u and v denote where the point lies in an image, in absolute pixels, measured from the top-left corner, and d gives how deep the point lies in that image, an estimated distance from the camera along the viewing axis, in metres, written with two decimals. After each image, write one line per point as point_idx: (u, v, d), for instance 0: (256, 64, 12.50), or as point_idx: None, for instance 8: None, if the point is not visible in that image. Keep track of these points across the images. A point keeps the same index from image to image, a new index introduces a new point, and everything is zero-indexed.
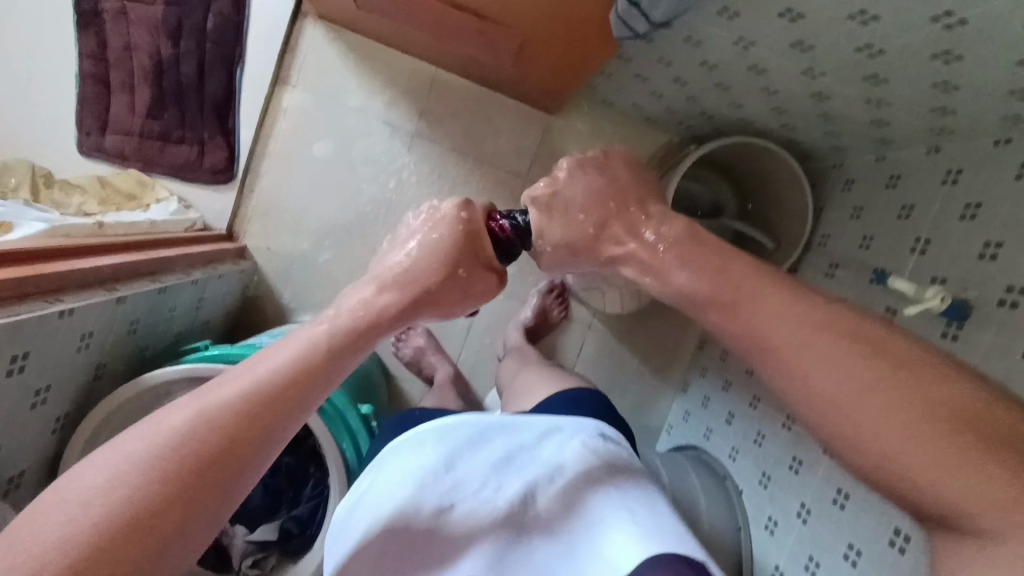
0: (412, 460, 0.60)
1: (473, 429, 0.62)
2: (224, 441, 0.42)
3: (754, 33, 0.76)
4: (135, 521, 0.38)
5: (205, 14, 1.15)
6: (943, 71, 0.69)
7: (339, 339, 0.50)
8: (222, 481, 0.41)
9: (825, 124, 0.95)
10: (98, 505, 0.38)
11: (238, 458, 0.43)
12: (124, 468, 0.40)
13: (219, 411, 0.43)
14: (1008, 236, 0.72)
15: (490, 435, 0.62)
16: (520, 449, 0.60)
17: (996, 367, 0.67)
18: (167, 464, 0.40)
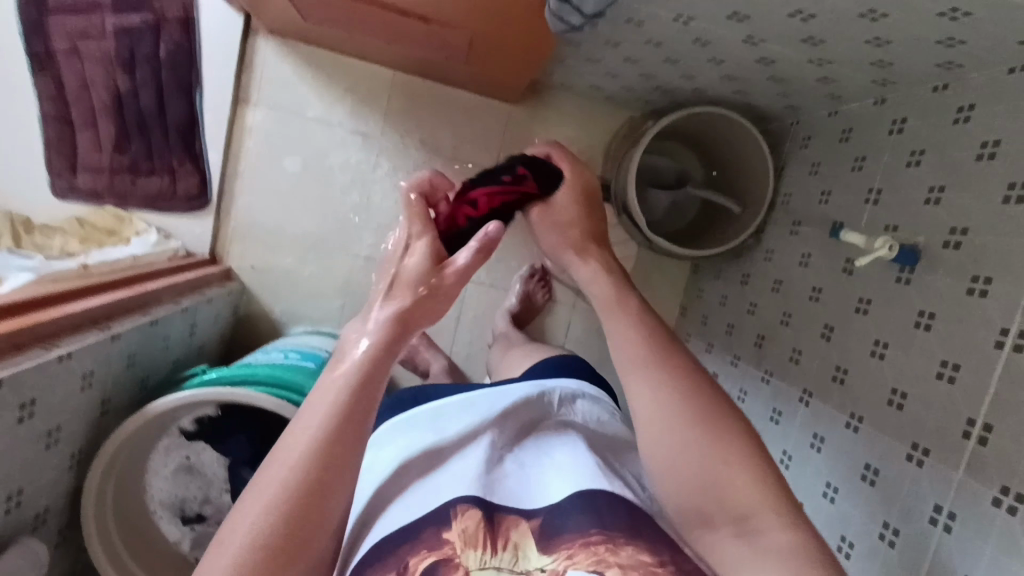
0: (402, 437, 0.65)
1: (450, 399, 0.69)
2: (327, 461, 0.51)
3: (691, 10, 0.78)
4: (285, 540, 0.48)
5: (157, 43, 1.15)
6: (872, 28, 0.71)
7: (375, 356, 0.57)
8: (335, 490, 0.51)
9: (774, 86, 0.98)
10: (251, 543, 0.47)
11: (341, 465, 0.52)
12: (261, 511, 0.49)
13: (306, 450, 0.51)
14: (950, 180, 0.76)
15: (474, 400, 0.68)
16: (494, 396, 0.68)
17: (946, 305, 0.72)
18: (293, 496, 0.49)
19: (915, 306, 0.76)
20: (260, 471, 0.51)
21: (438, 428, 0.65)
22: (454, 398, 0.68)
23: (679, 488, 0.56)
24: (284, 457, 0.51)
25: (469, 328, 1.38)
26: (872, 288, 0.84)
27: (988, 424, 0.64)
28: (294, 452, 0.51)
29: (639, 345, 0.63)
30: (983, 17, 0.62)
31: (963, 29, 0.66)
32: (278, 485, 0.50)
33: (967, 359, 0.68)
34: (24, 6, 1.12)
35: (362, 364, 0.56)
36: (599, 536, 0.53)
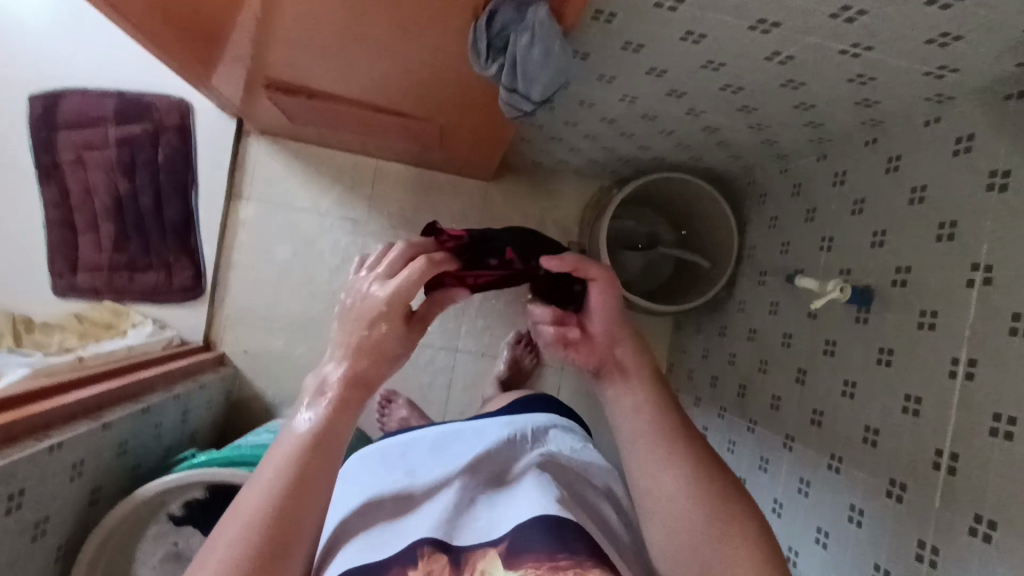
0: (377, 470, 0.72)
1: (425, 435, 0.77)
2: (275, 524, 0.53)
3: (634, 91, 0.86)
4: None
5: (155, 149, 1.25)
6: (794, 95, 0.78)
7: (327, 419, 0.59)
8: (284, 553, 0.53)
9: (725, 150, 1.06)
10: None
11: (290, 527, 0.54)
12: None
13: (255, 515, 0.53)
14: (889, 224, 0.81)
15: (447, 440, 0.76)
16: (467, 436, 0.76)
17: (902, 341, 0.75)
18: (240, 560, 0.51)
19: (875, 344, 0.79)
20: (213, 537, 0.53)
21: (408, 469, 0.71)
22: (432, 437, 0.76)
23: (678, 547, 0.62)
24: (235, 522, 0.53)
25: (460, 398, 1.40)
26: (834, 330, 0.87)
27: (954, 454, 0.66)
28: (243, 517, 0.53)
29: (648, 415, 0.69)
30: (886, 80, 0.69)
31: (873, 92, 0.73)
32: (229, 547, 0.51)
33: (927, 392, 0.70)
34: (33, 124, 1.22)
35: (313, 429, 0.58)
36: (569, 561, 0.57)
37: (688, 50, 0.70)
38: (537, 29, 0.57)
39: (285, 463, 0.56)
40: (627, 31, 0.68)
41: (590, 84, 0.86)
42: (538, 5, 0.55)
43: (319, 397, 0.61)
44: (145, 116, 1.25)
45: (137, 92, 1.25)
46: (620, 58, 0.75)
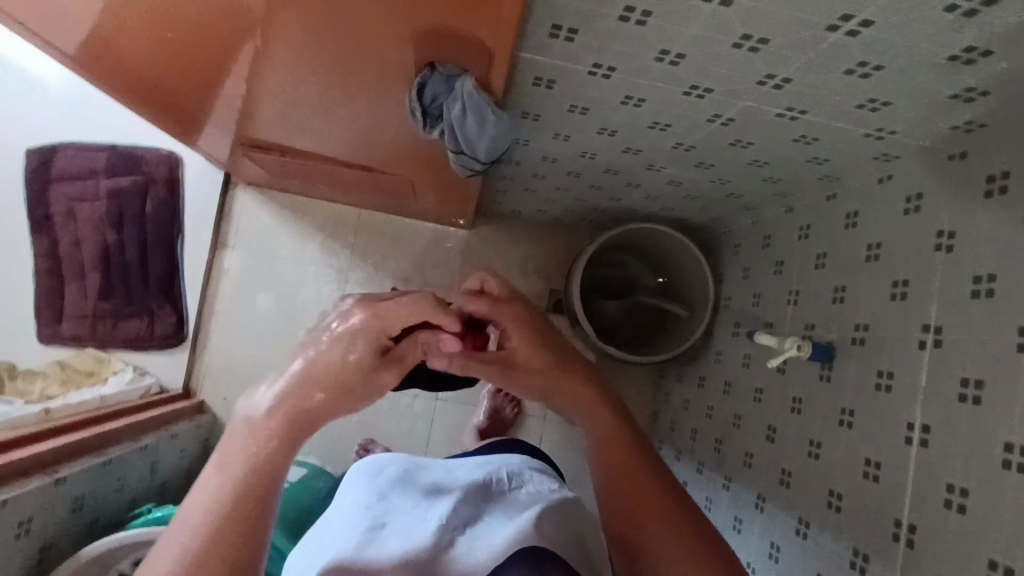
0: (344, 510, 0.72)
1: (394, 470, 0.80)
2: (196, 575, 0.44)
3: (591, 148, 0.87)
4: None
5: (143, 201, 1.29)
6: (745, 153, 0.79)
7: (265, 450, 0.50)
8: None
9: (694, 202, 1.06)
10: None
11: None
12: None
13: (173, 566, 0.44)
14: (848, 280, 0.80)
15: (416, 479, 0.77)
16: (435, 478, 0.78)
17: (861, 402, 0.73)
18: None
19: (837, 404, 0.77)
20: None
21: (380, 491, 0.73)
22: (402, 474, 0.78)
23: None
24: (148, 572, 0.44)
25: (440, 446, 1.38)
26: (800, 387, 0.85)
27: (912, 525, 0.63)
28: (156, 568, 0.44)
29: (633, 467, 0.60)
30: (829, 140, 0.69)
31: (820, 151, 0.73)
32: None
33: (887, 456, 0.68)
34: (28, 179, 1.27)
35: (248, 459, 0.49)
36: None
37: (631, 111, 0.71)
38: (466, 101, 0.58)
39: (226, 484, 0.48)
40: (569, 94, 0.69)
41: (548, 142, 0.87)
42: (463, 77, 0.56)
43: (262, 414, 0.51)
44: (135, 170, 1.29)
45: (129, 147, 1.30)
46: (569, 118, 0.76)
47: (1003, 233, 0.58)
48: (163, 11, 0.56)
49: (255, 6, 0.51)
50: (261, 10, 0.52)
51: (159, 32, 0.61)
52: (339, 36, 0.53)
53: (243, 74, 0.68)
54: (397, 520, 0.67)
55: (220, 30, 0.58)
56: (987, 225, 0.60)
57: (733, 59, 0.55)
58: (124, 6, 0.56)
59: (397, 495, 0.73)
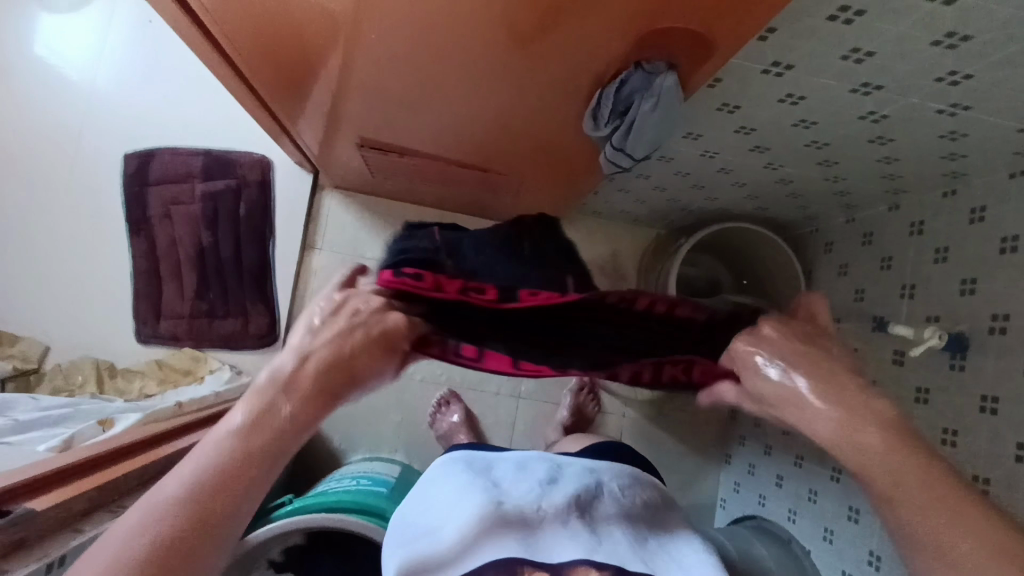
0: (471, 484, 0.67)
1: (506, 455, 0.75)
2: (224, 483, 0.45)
3: (716, 146, 0.90)
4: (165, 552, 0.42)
5: (237, 203, 1.32)
6: (879, 150, 0.81)
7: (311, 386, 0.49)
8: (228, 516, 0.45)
9: (794, 200, 1.09)
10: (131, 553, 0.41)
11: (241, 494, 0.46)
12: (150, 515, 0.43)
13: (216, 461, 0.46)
14: (979, 272, 0.82)
15: (535, 465, 0.72)
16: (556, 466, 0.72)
17: (1006, 388, 0.75)
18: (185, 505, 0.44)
19: (976, 391, 0.80)
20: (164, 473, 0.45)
21: (494, 480, 0.69)
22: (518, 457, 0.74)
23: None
24: (187, 466, 0.46)
25: (522, 443, 1.39)
26: (927, 378, 0.87)
27: None
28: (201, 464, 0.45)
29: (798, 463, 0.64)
30: (976, 137, 0.72)
31: (958, 147, 0.76)
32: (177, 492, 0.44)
33: None
34: (128, 182, 1.32)
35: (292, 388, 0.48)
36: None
37: (784, 109, 0.73)
38: (662, 96, 0.61)
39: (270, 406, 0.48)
40: (730, 91, 0.71)
41: (674, 141, 0.90)
42: (667, 74, 0.59)
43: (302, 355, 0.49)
44: (230, 173, 1.32)
45: (223, 151, 1.34)
46: (713, 116, 0.79)
47: None
48: (372, 30, 0.61)
49: (482, 18, 0.55)
50: (484, 21, 0.55)
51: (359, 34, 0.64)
52: (556, 42, 0.57)
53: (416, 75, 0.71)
54: (522, 508, 0.64)
55: (425, 43, 0.62)
56: None
57: (923, 56, 0.58)
58: (339, 21, 0.60)
59: (514, 482, 0.68)
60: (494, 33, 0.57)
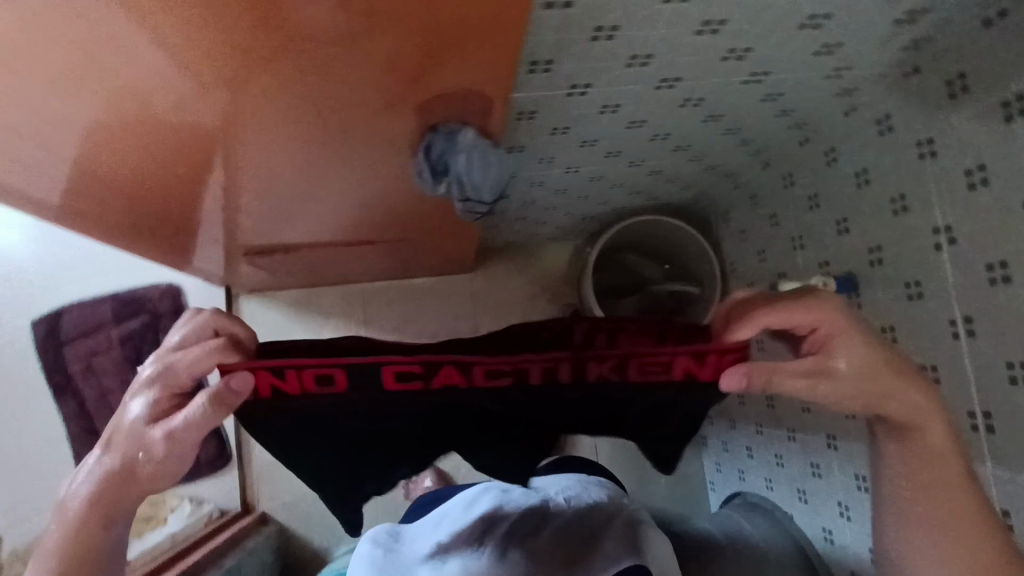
0: None
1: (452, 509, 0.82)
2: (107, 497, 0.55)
3: (574, 162, 0.92)
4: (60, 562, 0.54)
5: (156, 335, 1.31)
6: (718, 126, 0.84)
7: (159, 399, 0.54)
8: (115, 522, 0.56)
9: (677, 184, 1.11)
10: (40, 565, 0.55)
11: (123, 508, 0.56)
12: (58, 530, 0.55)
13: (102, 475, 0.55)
14: (846, 211, 0.84)
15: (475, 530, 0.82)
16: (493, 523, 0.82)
17: (898, 315, 0.77)
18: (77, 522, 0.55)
19: (876, 325, 0.81)
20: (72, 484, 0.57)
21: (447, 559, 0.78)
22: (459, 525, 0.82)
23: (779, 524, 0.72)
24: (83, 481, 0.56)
25: None
26: None
27: (985, 412, 0.66)
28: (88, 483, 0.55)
29: None
30: (792, 93, 0.75)
31: (790, 104, 0.79)
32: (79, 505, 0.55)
33: (938, 356, 0.71)
34: (39, 348, 1.28)
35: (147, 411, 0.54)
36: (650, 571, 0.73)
37: (609, 117, 0.75)
38: (470, 149, 0.62)
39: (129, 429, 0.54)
40: (551, 116, 0.73)
41: (533, 168, 0.91)
42: (464, 129, 0.60)
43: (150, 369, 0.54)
44: (139, 310, 1.33)
45: (128, 291, 1.33)
46: (551, 139, 0.80)
47: (979, 131, 0.63)
48: (214, 141, 0.58)
49: (280, 130, 0.57)
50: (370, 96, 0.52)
51: (178, 172, 0.66)
52: (373, 118, 0.56)
53: (255, 188, 0.73)
54: None
55: (243, 160, 0.63)
56: (963, 123, 0.65)
57: (696, 44, 0.60)
58: (147, 162, 0.62)
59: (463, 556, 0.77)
60: (299, 136, 0.58)
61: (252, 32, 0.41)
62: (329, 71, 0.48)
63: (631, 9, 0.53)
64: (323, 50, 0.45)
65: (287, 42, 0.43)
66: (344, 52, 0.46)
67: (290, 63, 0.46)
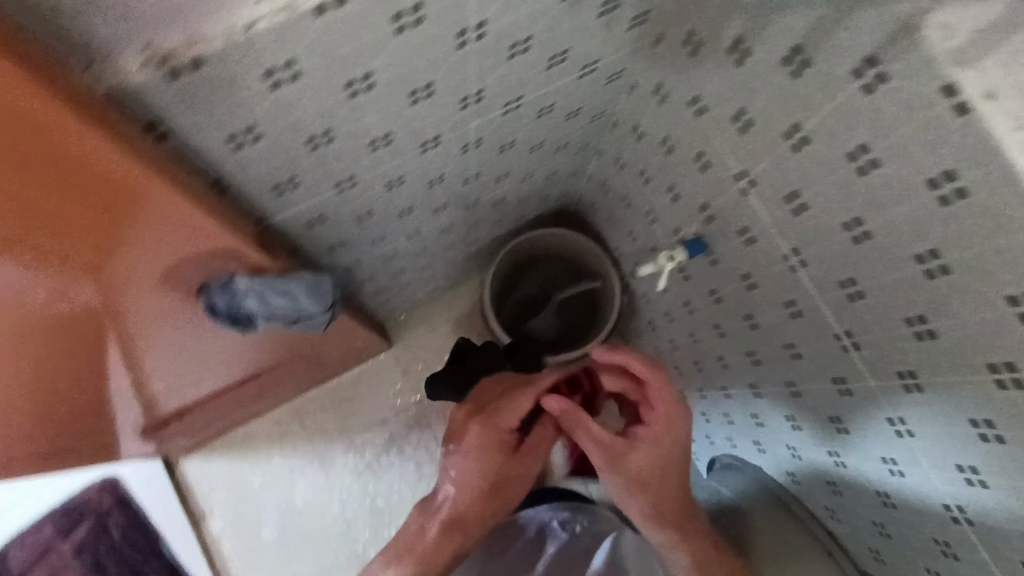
0: None
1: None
2: None
3: (407, 229, 0.91)
4: None
5: (109, 534, 1.30)
6: (520, 148, 0.84)
7: None
8: None
9: (530, 200, 1.10)
10: None
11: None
12: None
13: None
14: (671, 178, 0.84)
15: None
16: None
17: (746, 262, 0.77)
18: None
19: (736, 275, 0.80)
20: None
21: None
22: None
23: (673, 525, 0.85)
24: None
25: None
26: (709, 280, 0.88)
27: (847, 331, 0.66)
28: None
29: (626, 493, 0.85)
30: (562, 98, 0.75)
31: (572, 104, 0.79)
32: None
33: (791, 290, 0.71)
34: None
35: None
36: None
37: (401, 188, 0.74)
38: (254, 291, 0.63)
39: None
40: (342, 211, 0.72)
41: (372, 250, 0.90)
42: (234, 279, 0.61)
43: None
44: (83, 515, 1.30)
45: (65, 502, 1.30)
46: (363, 226, 0.79)
47: (726, 79, 0.63)
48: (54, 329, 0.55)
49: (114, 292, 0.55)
50: (206, 241, 0.54)
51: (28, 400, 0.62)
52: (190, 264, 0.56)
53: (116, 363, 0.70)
54: None
55: (88, 338, 0.61)
56: (712, 75, 0.65)
57: (422, 109, 0.59)
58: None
59: None
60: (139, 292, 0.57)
61: (88, 198, 0.43)
62: (138, 227, 0.48)
63: (322, 114, 0.52)
64: (138, 200, 0.45)
65: (131, 199, 0.45)
66: (168, 196, 0.47)
67: (122, 219, 0.46)
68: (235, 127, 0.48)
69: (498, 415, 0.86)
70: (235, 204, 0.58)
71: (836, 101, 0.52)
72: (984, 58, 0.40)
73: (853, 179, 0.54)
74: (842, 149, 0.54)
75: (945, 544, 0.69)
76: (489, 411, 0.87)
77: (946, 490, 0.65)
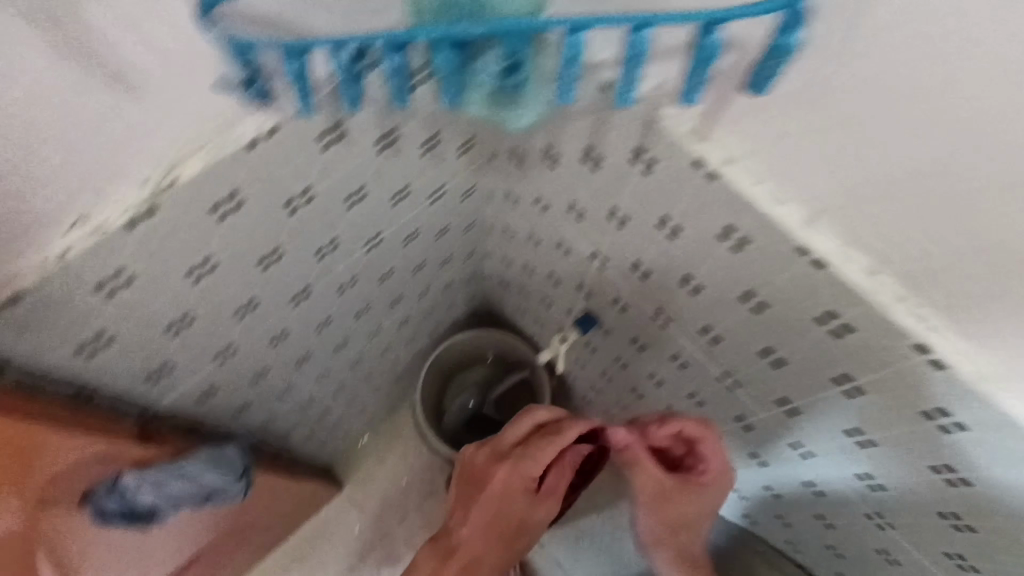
0: None
1: None
2: None
3: (315, 373, 0.92)
4: None
5: None
6: (401, 273, 0.88)
7: None
8: None
9: (438, 312, 1.14)
10: None
11: None
12: None
13: None
14: (547, 266, 0.90)
15: None
16: None
17: (630, 328, 0.81)
18: None
19: (629, 341, 0.84)
20: None
21: None
22: None
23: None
24: None
25: None
26: (611, 350, 0.92)
27: (725, 371, 0.70)
28: None
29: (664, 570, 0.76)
30: (423, 223, 0.81)
31: (436, 225, 0.84)
32: None
33: (672, 345, 0.75)
34: None
35: None
36: None
37: (288, 341, 0.77)
38: (145, 485, 0.63)
39: None
40: (234, 378, 0.74)
41: (282, 403, 0.90)
42: (121, 478, 0.62)
43: None
44: None
45: None
46: (261, 384, 0.80)
47: (550, 179, 0.70)
48: None
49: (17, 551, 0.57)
50: (101, 451, 0.58)
51: None
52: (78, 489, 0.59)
53: None
54: None
55: None
56: (540, 178, 0.72)
57: (277, 270, 0.63)
58: None
59: None
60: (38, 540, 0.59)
61: None
62: (25, 479, 0.52)
63: (170, 304, 0.55)
64: (18, 457, 0.50)
65: (16, 457, 0.50)
66: (48, 444, 0.51)
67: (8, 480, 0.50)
68: (82, 338, 0.51)
69: (525, 462, 0.70)
70: (108, 402, 0.59)
71: (631, 185, 0.58)
72: (712, 134, 0.46)
73: (669, 243, 0.60)
74: (652, 221, 0.60)
75: (885, 551, 0.70)
76: (513, 456, 0.71)
77: (861, 501, 0.67)
